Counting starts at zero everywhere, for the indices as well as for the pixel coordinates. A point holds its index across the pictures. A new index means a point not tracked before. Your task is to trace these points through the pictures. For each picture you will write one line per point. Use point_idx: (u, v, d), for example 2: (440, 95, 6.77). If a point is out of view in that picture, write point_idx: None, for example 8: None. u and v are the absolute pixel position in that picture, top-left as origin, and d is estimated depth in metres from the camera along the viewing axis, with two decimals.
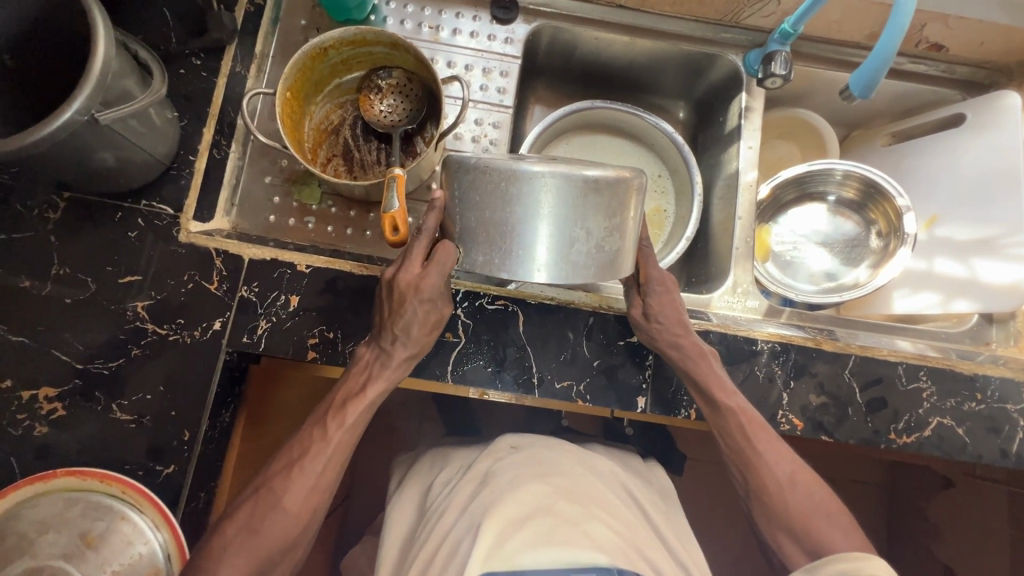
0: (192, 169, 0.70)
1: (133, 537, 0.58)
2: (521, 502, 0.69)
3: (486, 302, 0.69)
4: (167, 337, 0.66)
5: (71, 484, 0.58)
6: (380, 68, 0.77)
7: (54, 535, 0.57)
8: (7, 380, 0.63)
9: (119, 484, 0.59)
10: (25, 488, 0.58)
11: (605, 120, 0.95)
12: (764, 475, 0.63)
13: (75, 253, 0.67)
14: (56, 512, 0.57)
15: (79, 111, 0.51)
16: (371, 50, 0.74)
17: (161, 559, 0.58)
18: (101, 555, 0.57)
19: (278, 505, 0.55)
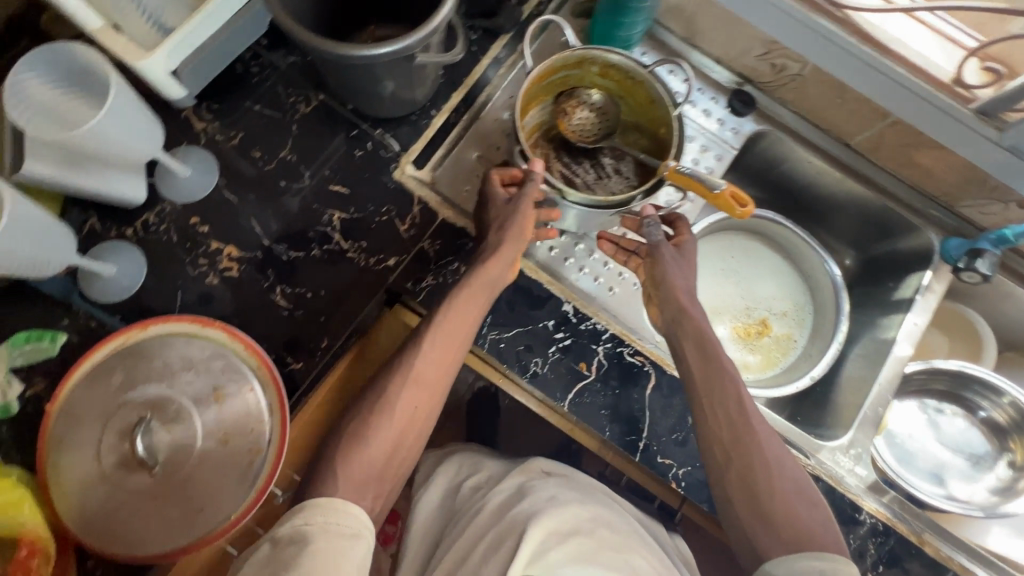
0: (429, 123, 0.76)
1: (254, 413, 0.61)
2: (564, 519, 0.68)
3: (627, 352, 0.71)
4: (347, 254, 0.70)
5: (230, 345, 0.63)
6: (558, 92, 0.77)
7: (191, 376, 0.61)
8: (206, 226, 0.70)
9: (265, 363, 0.62)
10: (186, 323, 0.63)
11: (767, 231, 0.99)
12: (744, 444, 0.61)
13: (304, 146, 0.73)
14: (204, 359, 0.62)
15: (407, 47, 0.57)
16: (552, 78, 0.74)
17: (263, 443, 0.60)
18: (224, 413, 0.60)
19: (386, 414, 0.60)
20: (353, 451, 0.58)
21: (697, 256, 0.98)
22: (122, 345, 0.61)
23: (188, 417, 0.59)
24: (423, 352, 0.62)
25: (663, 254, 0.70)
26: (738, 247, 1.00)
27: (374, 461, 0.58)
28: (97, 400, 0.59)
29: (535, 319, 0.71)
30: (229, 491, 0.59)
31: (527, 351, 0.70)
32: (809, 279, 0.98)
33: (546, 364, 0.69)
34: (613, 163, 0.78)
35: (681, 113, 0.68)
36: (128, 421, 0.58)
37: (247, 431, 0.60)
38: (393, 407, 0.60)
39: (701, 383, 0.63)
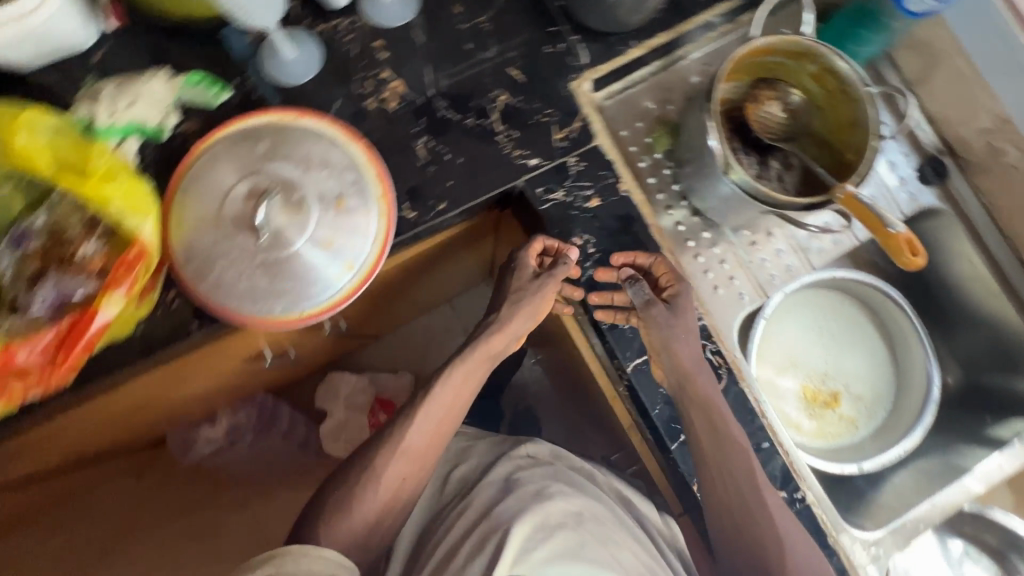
0: (625, 51, 0.74)
1: (363, 233, 0.63)
2: (552, 512, 0.67)
3: (708, 348, 0.70)
4: (496, 136, 0.70)
5: (366, 165, 0.65)
6: (757, 80, 0.74)
7: (323, 175, 0.63)
8: (384, 53, 0.71)
9: (388, 195, 0.65)
10: (336, 129, 0.65)
11: (882, 310, 0.92)
12: (752, 531, 0.62)
13: (505, 16, 0.72)
14: (340, 166, 0.64)
15: None
16: (762, 61, 0.71)
17: (357, 264, 0.63)
18: (338, 221, 0.62)
19: (376, 480, 0.64)
20: (320, 520, 0.61)
21: (798, 304, 0.93)
22: (276, 120, 0.65)
23: (309, 208, 0.61)
24: (417, 425, 0.66)
25: (654, 316, 0.66)
26: (845, 315, 0.94)
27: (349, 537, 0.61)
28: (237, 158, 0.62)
29: (637, 278, 0.70)
30: (314, 288, 0.62)
31: (617, 303, 0.69)
32: (902, 376, 0.92)
33: (629, 322, 0.69)
34: (780, 170, 0.74)
35: (878, 144, 0.63)
36: (258, 187, 0.61)
37: (350, 246, 0.63)
38: (366, 498, 0.63)
39: (721, 472, 0.63)
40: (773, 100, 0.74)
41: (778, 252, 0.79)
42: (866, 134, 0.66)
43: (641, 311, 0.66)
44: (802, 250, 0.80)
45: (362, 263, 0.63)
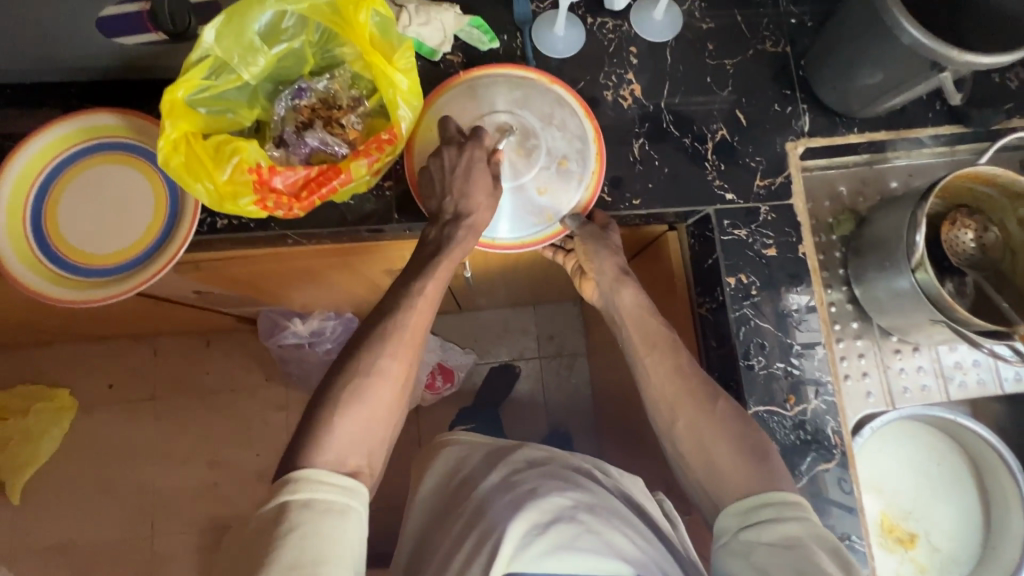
0: (843, 134, 0.78)
1: (571, 195, 0.73)
2: (544, 504, 0.68)
3: (831, 425, 0.71)
4: (705, 161, 0.76)
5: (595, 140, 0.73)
6: (961, 203, 0.76)
7: (559, 136, 0.73)
8: (636, 57, 0.79)
9: (598, 173, 0.73)
10: (578, 102, 0.73)
11: (992, 472, 0.88)
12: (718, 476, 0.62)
13: (746, 68, 0.79)
14: (573, 133, 0.73)
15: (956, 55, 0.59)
16: (975, 187, 0.73)
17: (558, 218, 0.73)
18: (556, 179, 0.73)
19: (359, 394, 0.62)
20: (321, 436, 0.58)
21: (908, 435, 0.90)
22: (531, 76, 0.74)
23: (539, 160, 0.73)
24: (394, 333, 0.66)
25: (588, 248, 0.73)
26: (953, 464, 0.90)
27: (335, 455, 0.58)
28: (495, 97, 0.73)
29: (787, 334, 0.73)
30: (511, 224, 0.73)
31: (759, 348, 0.72)
32: (995, 548, 0.87)
33: (765, 370, 0.72)
34: (953, 292, 0.75)
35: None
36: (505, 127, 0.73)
37: (556, 202, 0.73)
38: (350, 416, 0.61)
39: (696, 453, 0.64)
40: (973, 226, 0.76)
41: (919, 369, 0.80)
42: None
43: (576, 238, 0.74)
44: (943, 377, 0.80)
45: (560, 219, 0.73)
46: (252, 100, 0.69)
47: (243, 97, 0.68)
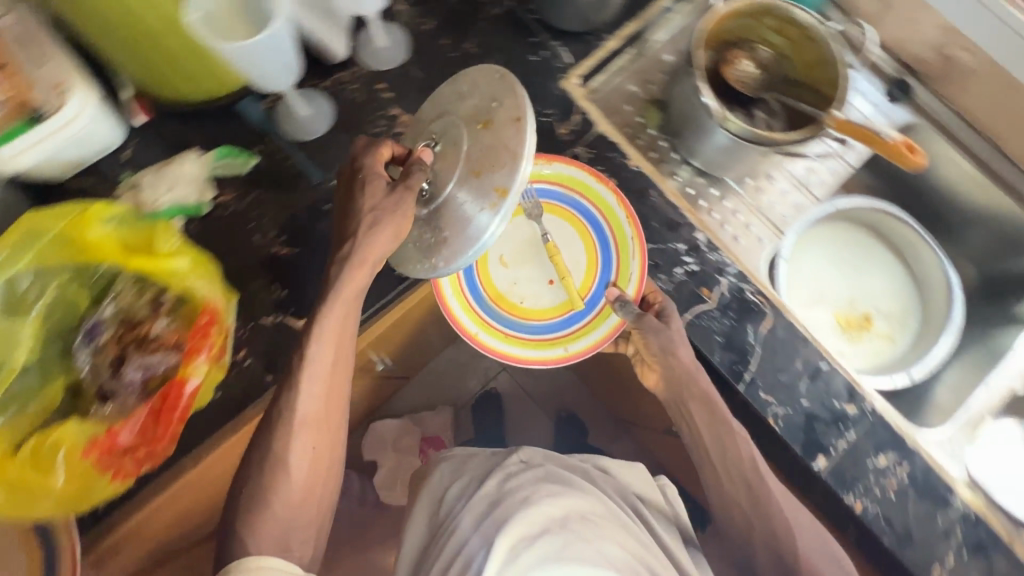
0: (602, 47, 0.81)
1: (511, 146, 0.52)
2: (535, 518, 0.73)
3: (749, 290, 0.73)
4: None
5: (626, 216, 0.73)
6: (725, 44, 0.81)
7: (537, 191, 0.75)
8: (389, 92, 0.77)
9: (637, 234, 0.72)
10: (568, 164, 0.75)
11: (885, 227, 0.98)
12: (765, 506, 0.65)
13: (487, 42, 0.79)
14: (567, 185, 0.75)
15: None
16: (725, 26, 0.78)
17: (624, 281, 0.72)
18: (486, 143, 0.54)
19: (283, 465, 0.61)
20: (262, 498, 0.60)
21: (811, 240, 0.97)
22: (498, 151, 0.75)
23: (465, 139, 0.56)
24: (304, 391, 0.61)
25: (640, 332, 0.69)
26: (852, 240, 0.98)
27: (277, 527, 0.60)
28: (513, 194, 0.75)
29: (667, 240, 0.74)
30: (465, 227, 0.55)
31: (653, 267, 0.74)
32: (925, 278, 0.96)
33: (669, 282, 0.73)
34: (765, 117, 0.80)
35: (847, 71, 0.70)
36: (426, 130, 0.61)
37: (498, 172, 0.53)
38: (279, 492, 0.61)
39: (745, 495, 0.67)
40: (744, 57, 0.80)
41: (783, 192, 0.87)
42: (836, 67, 0.72)
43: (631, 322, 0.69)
44: (803, 187, 0.88)
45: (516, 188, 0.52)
46: (46, 376, 0.62)
47: (35, 381, 0.62)
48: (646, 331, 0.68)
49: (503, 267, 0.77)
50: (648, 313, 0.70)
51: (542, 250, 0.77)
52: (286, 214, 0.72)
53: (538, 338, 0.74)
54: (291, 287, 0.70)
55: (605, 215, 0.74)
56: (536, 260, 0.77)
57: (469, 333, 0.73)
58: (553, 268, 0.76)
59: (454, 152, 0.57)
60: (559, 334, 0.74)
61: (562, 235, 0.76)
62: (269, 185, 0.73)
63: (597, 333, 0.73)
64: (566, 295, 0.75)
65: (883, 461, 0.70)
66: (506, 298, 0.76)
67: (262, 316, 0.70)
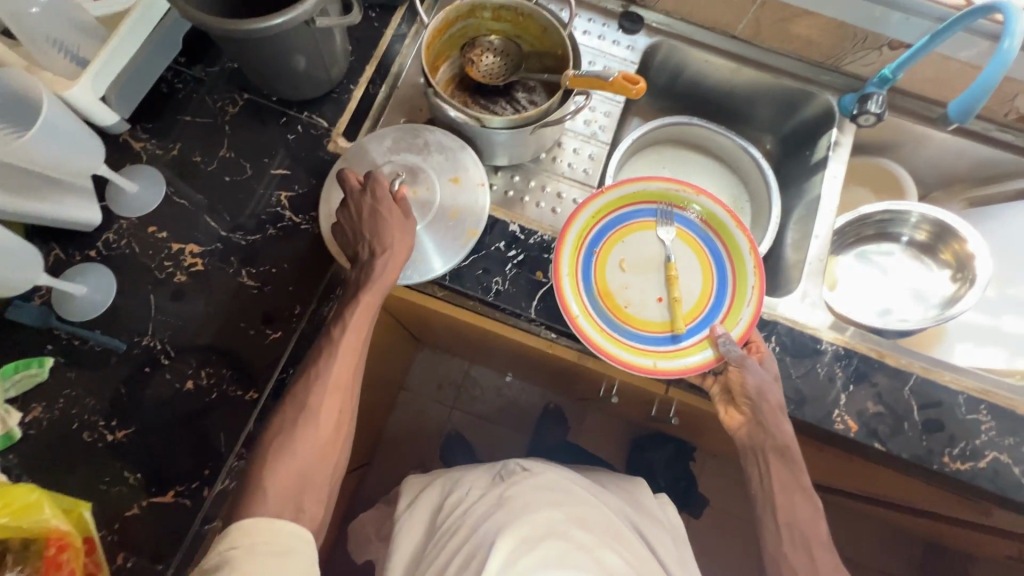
0: (350, 96, 0.81)
1: (480, 201, 0.76)
2: (537, 525, 0.82)
3: None
4: (300, 226, 0.75)
5: (749, 253, 0.78)
6: (460, 46, 0.83)
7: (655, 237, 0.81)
8: (164, 232, 0.74)
9: (759, 286, 0.76)
10: (655, 184, 0.81)
11: (686, 134, 1.05)
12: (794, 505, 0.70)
13: (240, 142, 0.78)
14: (712, 219, 0.81)
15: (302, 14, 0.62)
16: (449, 33, 0.80)
17: (743, 318, 0.75)
18: (457, 195, 0.76)
19: (312, 423, 0.63)
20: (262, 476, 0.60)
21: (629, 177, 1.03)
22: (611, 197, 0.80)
23: (434, 185, 0.76)
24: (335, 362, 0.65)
25: (747, 364, 0.71)
26: (668, 158, 1.06)
27: (287, 488, 0.60)
28: (605, 212, 0.80)
29: (487, 244, 0.76)
30: (433, 256, 0.73)
31: (486, 273, 0.75)
32: (739, 155, 1.02)
33: (506, 281, 0.74)
34: (526, 96, 0.84)
35: (569, 32, 0.74)
36: (379, 157, 0.76)
37: (471, 216, 0.76)
38: (303, 442, 0.62)
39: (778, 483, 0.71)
40: (482, 51, 0.83)
41: (576, 150, 0.88)
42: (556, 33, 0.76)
43: (734, 362, 0.71)
44: (591, 137, 0.90)
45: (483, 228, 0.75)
46: None
47: None
48: (745, 369, 0.70)
49: (619, 270, 0.80)
50: (737, 347, 0.72)
51: (635, 251, 0.80)
52: (107, 397, 0.67)
53: (635, 343, 0.75)
54: (144, 467, 0.66)
55: (730, 255, 0.79)
56: (651, 277, 0.79)
57: (573, 315, 0.73)
58: (662, 286, 0.79)
59: (424, 197, 0.76)
60: (657, 349, 0.75)
61: (685, 262, 0.80)
62: (76, 378, 0.68)
63: (693, 360, 0.74)
64: (669, 316, 0.77)
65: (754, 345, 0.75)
66: (615, 297, 0.78)
67: (127, 509, 0.65)
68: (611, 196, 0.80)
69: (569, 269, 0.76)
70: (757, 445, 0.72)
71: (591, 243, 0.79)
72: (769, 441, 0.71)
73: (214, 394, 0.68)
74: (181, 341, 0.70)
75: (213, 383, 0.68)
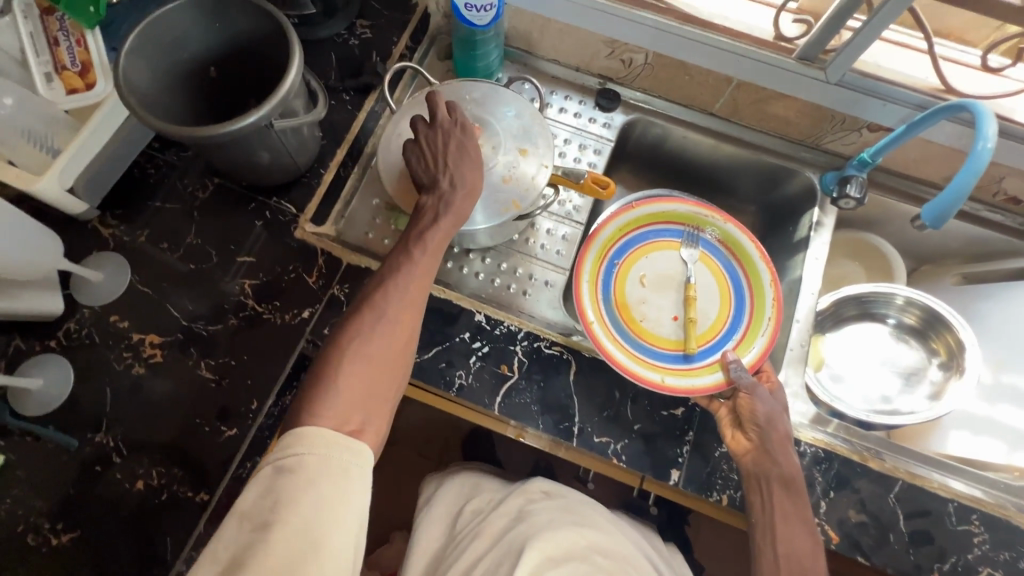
0: (320, 181, 0.82)
1: (538, 177, 0.72)
2: (559, 543, 0.78)
3: (545, 345, 0.75)
4: (262, 316, 0.74)
5: (769, 284, 0.78)
6: None
7: (676, 259, 0.81)
8: (126, 321, 0.73)
9: (775, 320, 0.77)
10: (681, 204, 0.83)
11: None
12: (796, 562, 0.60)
13: (208, 229, 0.78)
14: (734, 247, 0.81)
15: (262, 117, 0.62)
16: None
17: (754, 345, 0.75)
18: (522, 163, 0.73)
19: (386, 305, 0.59)
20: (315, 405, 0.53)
21: None
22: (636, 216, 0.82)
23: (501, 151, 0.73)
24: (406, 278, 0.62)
25: (756, 392, 0.68)
26: None
27: (359, 398, 0.55)
28: (631, 227, 0.82)
29: (451, 335, 0.74)
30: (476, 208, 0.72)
31: (449, 367, 0.73)
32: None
33: (469, 375, 0.72)
34: None
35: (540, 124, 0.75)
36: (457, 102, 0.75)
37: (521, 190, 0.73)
38: (392, 296, 0.60)
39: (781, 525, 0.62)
40: None
41: (549, 231, 0.87)
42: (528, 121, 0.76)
43: (744, 386, 0.68)
44: (566, 217, 0.88)
45: (528, 205, 0.72)
46: None
47: None
48: (756, 396, 0.67)
49: (639, 282, 0.80)
50: (749, 374, 0.70)
51: (656, 268, 0.81)
52: (56, 497, 0.66)
53: (645, 356, 0.74)
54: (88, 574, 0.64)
55: (748, 283, 0.80)
56: (670, 295, 0.79)
57: (588, 320, 0.74)
58: (677, 305, 0.79)
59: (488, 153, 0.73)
60: (667, 365, 0.74)
61: (704, 286, 0.80)
62: (26, 477, 0.66)
63: (704, 381, 0.73)
64: (682, 336, 0.77)
65: None
66: (632, 309, 0.78)
67: None
68: (639, 213, 0.82)
69: (590, 275, 0.79)
70: (761, 473, 0.65)
71: (615, 256, 0.81)
72: (775, 470, 0.64)
73: (164, 495, 0.66)
74: (134, 437, 0.68)
75: (163, 483, 0.67)
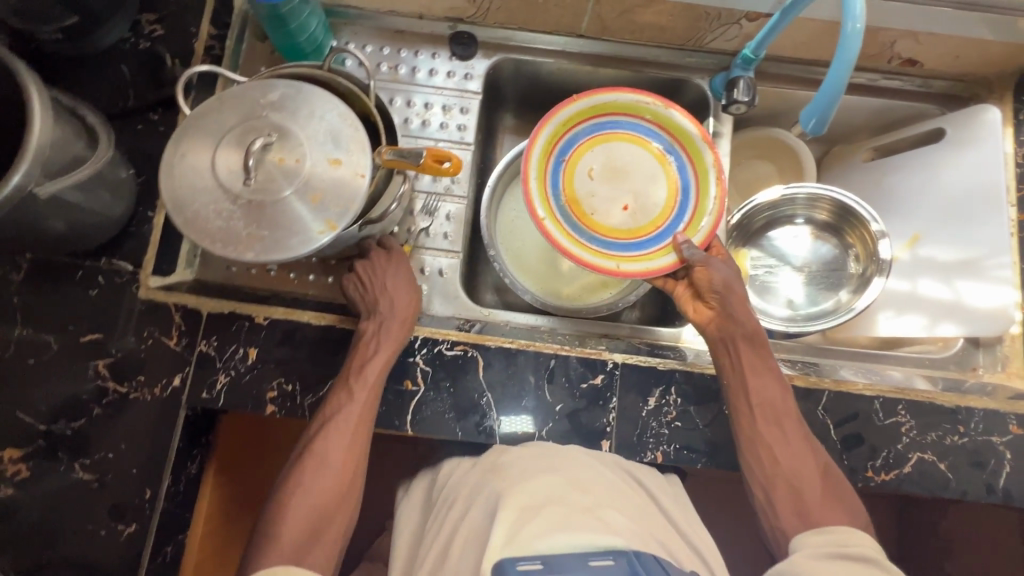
0: (152, 225, 0.70)
1: (355, 191, 0.60)
2: (533, 492, 0.57)
3: (445, 346, 0.69)
4: (128, 396, 0.66)
5: (714, 166, 0.71)
6: None
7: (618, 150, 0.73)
8: None
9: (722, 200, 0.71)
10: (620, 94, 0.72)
11: None
12: (768, 412, 0.62)
13: (35, 313, 0.67)
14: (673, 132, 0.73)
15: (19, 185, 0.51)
16: None
17: (701, 223, 0.71)
18: (327, 175, 0.60)
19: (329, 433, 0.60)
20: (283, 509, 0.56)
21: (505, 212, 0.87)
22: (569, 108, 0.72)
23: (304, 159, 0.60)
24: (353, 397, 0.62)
25: (713, 263, 0.67)
26: None
27: (303, 536, 0.55)
28: (574, 119, 0.73)
29: (343, 363, 0.68)
30: (286, 235, 0.58)
31: None
32: None
33: None
34: None
35: (373, 101, 0.64)
36: (249, 112, 0.61)
37: (338, 206, 0.59)
38: (333, 436, 0.60)
39: (751, 376, 0.64)
40: None
41: (431, 213, 0.78)
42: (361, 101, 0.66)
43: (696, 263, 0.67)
44: (446, 193, 0.80)
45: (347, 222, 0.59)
46: None
47: None
48: (710, 266, 0.67)
49: (585, 176, 0.73)
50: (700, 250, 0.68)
51: (601, 159, 0.73)
52: None
53: (597, 246, 0.70)
54: None
55: (695, 169, 0.72)
56: (615, 188, 0.73)
57: (538, 217, 0.68)
58: (626, 193, 0.73)
59: (291, 169, 0.60)
60: (620, 251, 0.70)
61: (651, 173, 0.73)
62: None
63: (656, 262, 0.69)
64: (632, 224, 0.71)
65: (653, 401, 0.69)
66: (581, 202, 0.71)
67: None
68: (582, 106, 0.72)
69: (537, 172, 0.70)
70: (728, 335, 0.66)
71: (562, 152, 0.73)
72: (739, 329, 0.65)
73: None
74: (27, 563, 0.62)
75: None
